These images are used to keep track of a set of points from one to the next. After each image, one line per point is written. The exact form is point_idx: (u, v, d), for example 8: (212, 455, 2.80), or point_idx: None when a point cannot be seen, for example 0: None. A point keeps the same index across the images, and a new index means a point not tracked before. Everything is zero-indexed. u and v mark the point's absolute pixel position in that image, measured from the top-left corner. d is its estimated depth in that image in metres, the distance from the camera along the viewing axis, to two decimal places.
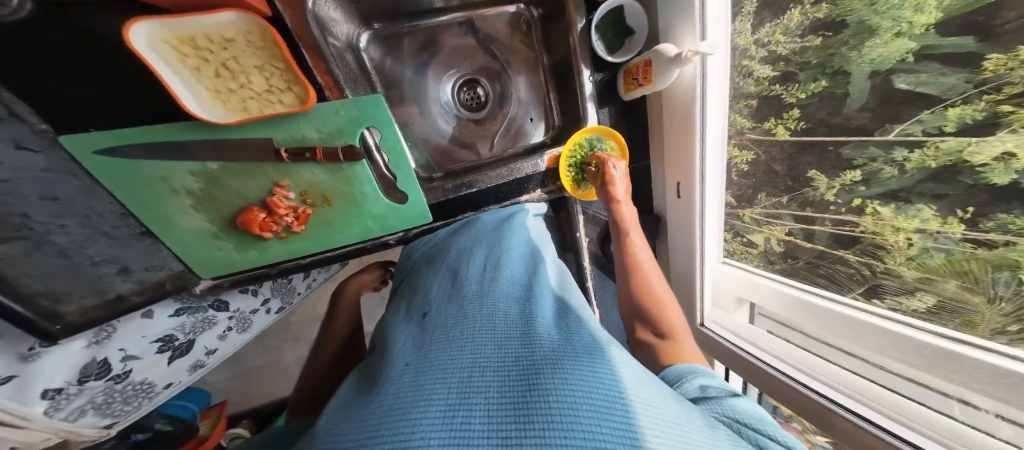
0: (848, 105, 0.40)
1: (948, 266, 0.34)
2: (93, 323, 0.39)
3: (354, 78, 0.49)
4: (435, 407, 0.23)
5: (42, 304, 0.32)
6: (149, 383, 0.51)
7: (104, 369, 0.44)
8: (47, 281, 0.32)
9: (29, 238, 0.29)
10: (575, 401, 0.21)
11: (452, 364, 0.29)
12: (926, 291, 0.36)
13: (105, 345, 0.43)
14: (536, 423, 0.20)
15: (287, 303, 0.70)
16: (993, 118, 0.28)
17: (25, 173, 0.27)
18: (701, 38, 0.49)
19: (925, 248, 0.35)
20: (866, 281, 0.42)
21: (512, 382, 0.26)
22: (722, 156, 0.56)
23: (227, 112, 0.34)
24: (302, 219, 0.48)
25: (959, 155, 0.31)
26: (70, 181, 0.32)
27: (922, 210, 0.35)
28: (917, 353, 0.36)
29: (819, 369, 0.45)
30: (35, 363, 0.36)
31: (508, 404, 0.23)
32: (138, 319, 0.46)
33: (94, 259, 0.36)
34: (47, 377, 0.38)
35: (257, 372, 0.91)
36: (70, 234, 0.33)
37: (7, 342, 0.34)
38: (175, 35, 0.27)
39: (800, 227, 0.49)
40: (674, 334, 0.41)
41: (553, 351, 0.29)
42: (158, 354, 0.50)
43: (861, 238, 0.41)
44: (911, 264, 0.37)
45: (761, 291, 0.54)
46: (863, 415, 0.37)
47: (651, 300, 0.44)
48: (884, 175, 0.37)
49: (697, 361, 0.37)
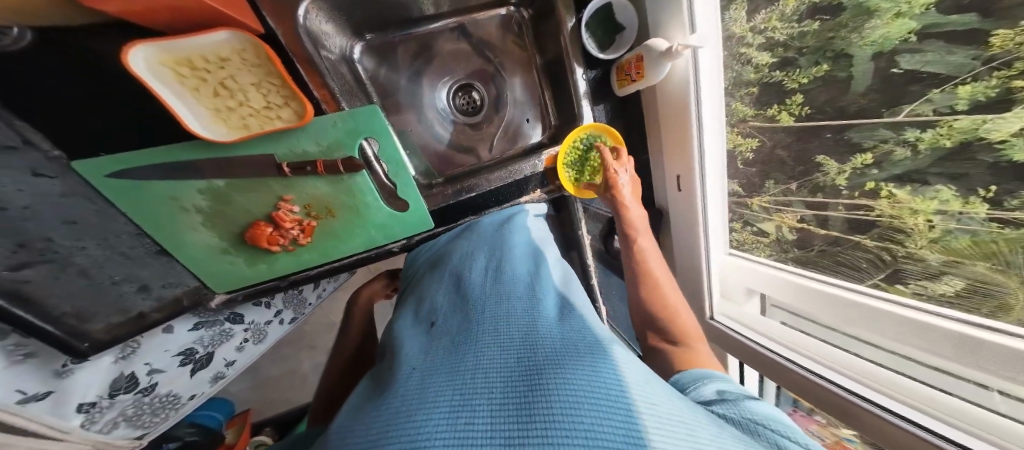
0: (853, 87, 0.39)
1: (975, 248, 0.32)
2: (117, 340, 0.41)
3: (349, 90, 0.49)
4: (440, 409, 0.23)
5: (70, 324, 0.35)
6: (175, 395, 0.53)
7: (133, 382, 0.46)
8: (73, 302, 0.34)
9: (53, 261, 0.31)
10: (578, 401, 0.21)
11: (456, 366, 0.29)
12: (954, 275, 0.34)
13: (131, 360, 0.45)
14: (538, 422, 0.20)
15: (299, 314, 0.72)
16: (1005, 95, 0.27)
17: (46, 199, 0.29)
18: (690, 32, 0.49)
19: (948, 230, 0.33)
20: (887, 266, 0.40)
21: (515, 382, 0.26)
22: (722, 145, 0.55)
23: (229, 131, 0.35)
24: (307, 232, 0.49)
25: (973, 134, 0.30)
26: (87, 205, 0.33)
27: (941, 191, 0.33)
28: (942, 342, 0.34)
29: (839, 361, 0.43)
30: (69, 379, 0.38)
31: (511, 404, 0.23)
32: (160, 335, 0.47)
33: (115, 278, 0.38)
34: (81, 391, 0.40)
35: (275, 382, 0.93)
36: (91, 255, 0.34)
37: (42, 361, 0.35)
38: (173, 57, 0.28)
39: (812, 213, 0.47)
40: (688, 340, 0.41)
41: (555, 351, 0.29)
42: (180, 367, 0.52)
43: (878, 222, 0.40)
44: (935, 247, 0.35)
45: (771, 282, 0.52)
46: (886, 407, 0.36)
47: (661, 304, 0.43)
48: (896, 157, 0.36)
49: (713, 366, 0.37)
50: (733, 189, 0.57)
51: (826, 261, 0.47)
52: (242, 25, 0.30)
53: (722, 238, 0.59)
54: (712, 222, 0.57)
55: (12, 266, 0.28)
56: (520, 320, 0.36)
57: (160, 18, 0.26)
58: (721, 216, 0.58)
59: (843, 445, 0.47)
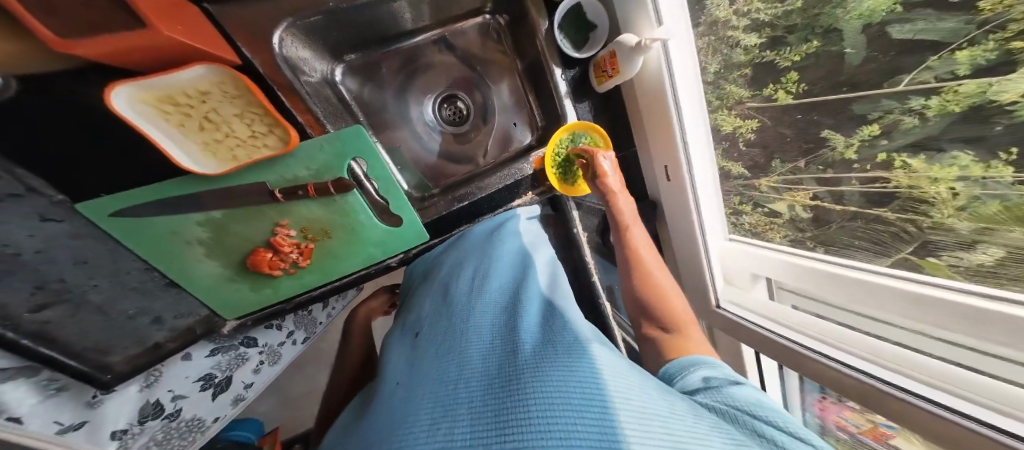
0: (848, 61, 0.37)
1: (1007, 213, 0.28)
2: (138, 370, 0.41)
3: (333, 112, 0.50)
4: (424, 422, 0.25)
5: (93, 358, 0.35)
6: (199, 419, 0.52)
7: (159, 408, 0.46)
8: (93, 337, 0.34)
9: (70, 300, 0.31)
10: (552, 402, 0.23)
11: (440, 376, 0.31)
12: (988, 243, 0.30)
13: (155, 387, 0.45)
14: (514, 429, 0.22)
15: (311, 333, 0.72)
16: (1008, 57, 0.25)
17: (57, 241, 0.29)
18: (656, 23, 0.51)
19: (974, 196, 0.30)
20: (914, 238, 0.36)
21: (494, 388, 0.28)
22: (706, 124, 0.55)
23: (219, 163, 0.36)
24: (306, 254, 0.49)
25: (982, 98, 0.27)
26: (98, 245, 0.34)
27: (959, 157, 0.30)
28: (946, 316, 0.32)
29: (855, 341, 0.41)
30: (101, 408, 0.39)
31: (489, 411, 0.25)
32: (179, 362, 0.48)
33: (129, 313, 0.38)
34: (113, 419, 0.40)
35: (292, 405, 0.91)
36: (103, 292, 0.34)
37: (72, 393, 0.36)
38: (155, 95, 0.29)
39: (826, 190, 0.43)
40: (681, 328, 0.42)
41: (534, 351, 0.30)
42: (201, 392, 0.51)
43: (897, 194, 0.35)
44: (962, 215, 0.31)
45: (777, 266, 0.50)
46: (914, 391, 0.32)
47: (655, 293, 0.44)
48: (903, 126, 0.33)
49: (704, 351, 0.39)
50: (739, 171, 0.54)
51: (848, 238, 0.42)
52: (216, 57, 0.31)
53: (718, 224, 0.58)
54: (704, 211, 0.56)
55: (32, 308, 0.28)
56: (502, 325, 0.37)
57: (134, 56, 0.27)
58: (716, 200, 0.57)
59: (882, 431, 0.42)
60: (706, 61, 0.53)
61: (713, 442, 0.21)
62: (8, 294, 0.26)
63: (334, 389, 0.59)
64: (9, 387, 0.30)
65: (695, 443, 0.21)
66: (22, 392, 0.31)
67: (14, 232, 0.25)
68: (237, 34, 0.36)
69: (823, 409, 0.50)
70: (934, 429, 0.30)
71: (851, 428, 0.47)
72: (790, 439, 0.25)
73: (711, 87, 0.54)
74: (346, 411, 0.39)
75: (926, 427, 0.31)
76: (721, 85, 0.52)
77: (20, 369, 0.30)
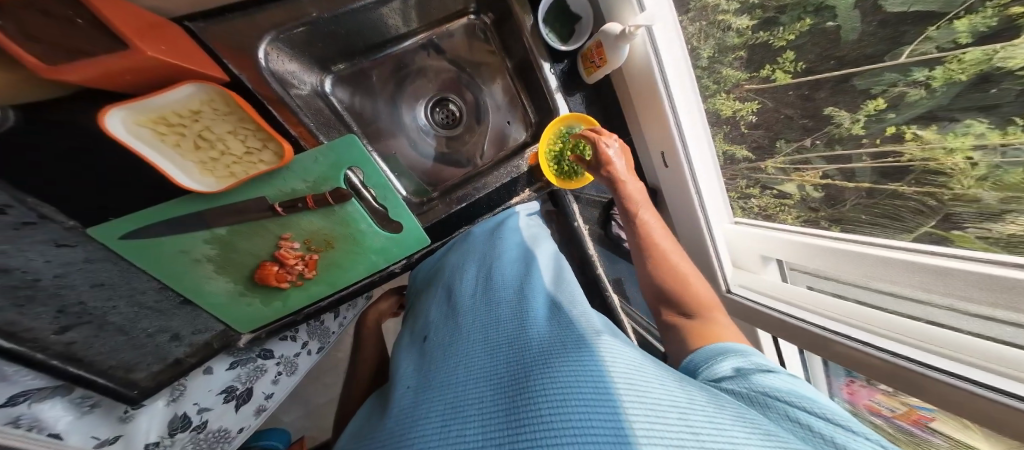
0: (846, 36, 0.35)
1: None
2: (162, 385, 0.42)
3: (326, 124, 0.51)
4: (435, 425, 0.26)
5: (119, 375, 0.36)
6: (226, 430, 0.53)
7: (187, 421, 0.47)
8: (118, 355, 0.35)
9: (92, 321, 0.31)
10: (566, 400, 0.23)
11: (448, 380, 0.31)
12: (1019, 212, 0.27)
13: (181, 401, 0.46)
14: (524, 428, 0.22)
15: (326, 343, 0.70)
16: (1010, 22, 0.23)
17: (71, 267, 0.29)
18: (640, 9, 0.52)
19: (992, 166, 0.27)
20: (935, 212, 0.33)
21: (505, 387, 0.27)
22: (699, 99, 0.54)
23: (218, 180, 0.37)
24: (312, 265, 0.50)
25: (987, 65, 0.25)
26: (111, 267, 0.34)
27: (973, 125, 0.27)
28: (965, 287, 0.30)
29: (874, 319, 0.38)
30: (133, 422, 0.41)
31: (498, 411, 0.25)
32: (201, 376, 0.48)
33: (149, 331, 0.38)
34: (145, 432, 0.43)
35: (313, 416, 0.90)
36: (122, 313, 0.35)
37: (105, 409, 0.38)
38: (148, 117, 0.31)
39: (835, 168, 0.40)
40: (707, 313, 0.40)
41: (544, 349, 0.30)
42: (225, 404, 0.52)
43: (910, 168, 0.33)
44: (985, 185, 0.28)
45: (789, 247, 0.47)
46: (922, 361, 0.31)
47: (681, 284, 0.42)
48: (909, 98, 0.31)
49: (736, 338, 0.37)
50: (743, 155, 0.52)
51: (863, 214, 0.40)
52: (206, 76, 0.32)
53: (721, 207, 0.57)
54: (705, 195, 0.55)
55: (57, 329, 0.28)
56: (509, 325, 0.36)
57: (124, 80, 0.28)
58: (715, 183, 0.56)
59: (918, 414, 0.38)
60: (698, 47, 0.52)
61: (739, 432, 0.20)
62: (32, 319, 0.26)
63: (353, 394, 0.59)
64: (46, 405, 0.32)
65: (718, 433, 0.20)
66: (59, 410, 0.33)
67: (30, 260, 0.25)
68: (220, 48, 0.38)
69: (852, 393, 0.47)
70: (964, 403, 0.28)
71: (886, 413, 0.43)
72: (827, 425, 0.24)
73: (707, 72, 0.52)
74: (360, 415, 0.40)
75: (955, 405, 0.28)
76: (716, 69, 0.51)
77: (55, 388, 0.32)
